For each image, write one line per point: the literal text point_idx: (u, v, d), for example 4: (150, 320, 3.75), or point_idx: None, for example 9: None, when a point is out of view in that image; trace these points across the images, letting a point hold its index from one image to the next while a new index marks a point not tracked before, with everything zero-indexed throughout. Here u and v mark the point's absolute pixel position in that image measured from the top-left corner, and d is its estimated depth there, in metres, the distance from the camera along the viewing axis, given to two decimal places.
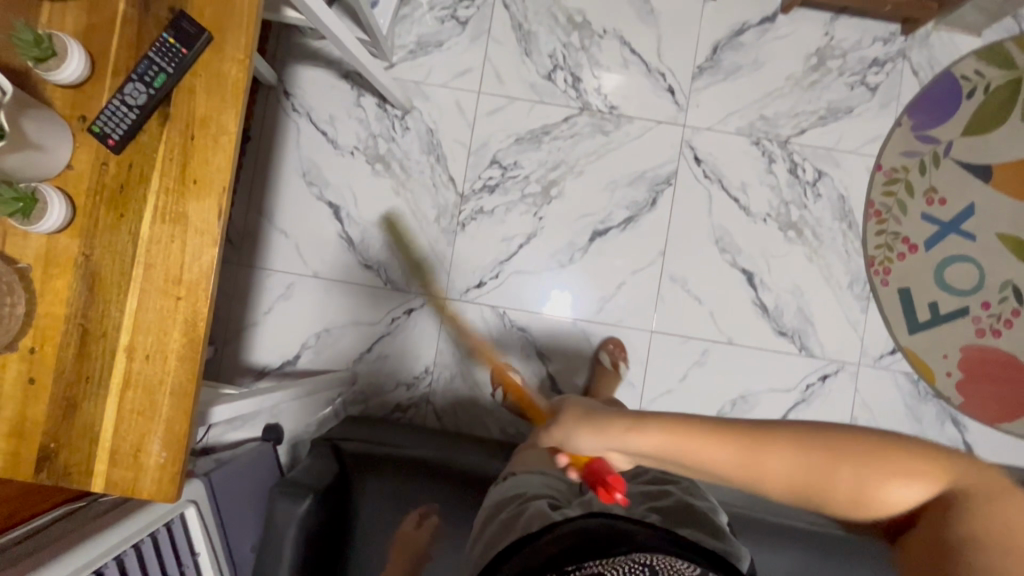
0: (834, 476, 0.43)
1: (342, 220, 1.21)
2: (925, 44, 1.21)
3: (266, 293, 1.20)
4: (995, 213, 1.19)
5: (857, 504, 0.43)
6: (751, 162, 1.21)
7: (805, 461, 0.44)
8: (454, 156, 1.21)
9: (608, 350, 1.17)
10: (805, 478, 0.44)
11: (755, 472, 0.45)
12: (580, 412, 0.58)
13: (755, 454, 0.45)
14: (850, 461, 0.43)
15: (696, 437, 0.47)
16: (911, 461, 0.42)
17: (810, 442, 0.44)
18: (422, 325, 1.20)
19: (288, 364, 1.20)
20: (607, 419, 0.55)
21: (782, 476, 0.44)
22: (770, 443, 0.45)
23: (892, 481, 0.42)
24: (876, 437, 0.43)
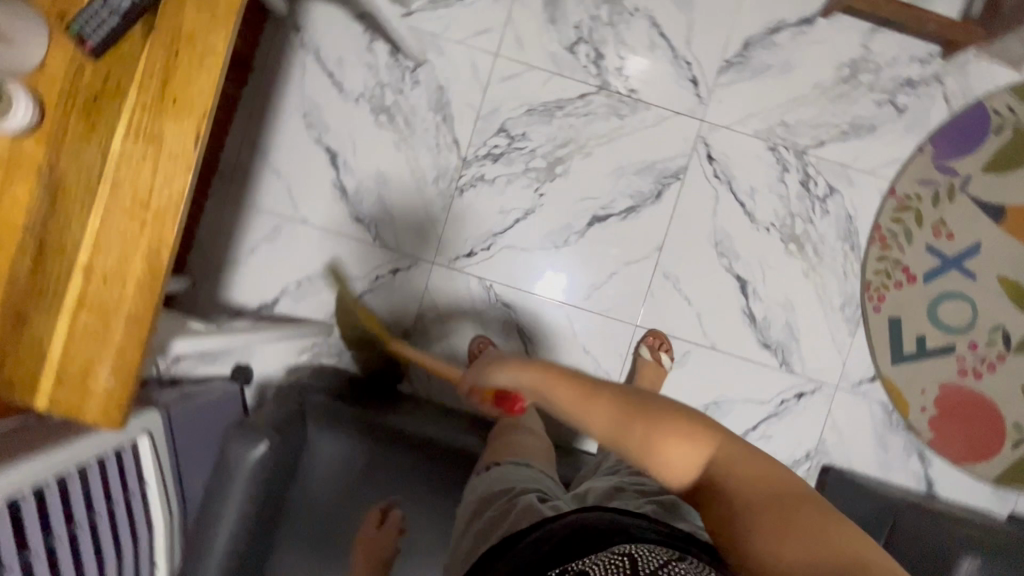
0: (636, 424, 0.55)
1: (338, 168, 1.17)
2: (962, 71, 1.17)
3: (251, 232, 1.17)
4: (999, 255, 1.17)
5: (652, 457, 0.54)
6: (763, 168, 1.17)
7: (618, 413, 0.56)
8: (462, 118, 1.16)
9: (649, 343, 1.16)
10: (614, 424, 0.56)
11: (580, 412, 0.59)
12: (492, 358, 0.76)
13: (584, 401, 0.59)
14: (647, 416, 0.55)
15: (558, 379, 0.62)
16: (695, 428, 0.54)
17: (626, 400, 0.57)
18: (406, 286, 1.18)
19: (265, 307, 1.18)
20: (509, 360, 0.70)
21: (602, 421, 0.57)
22: (602, 397, 0.58)
23: (677, 442, 0.53)
24: (673, 409, 0.55)
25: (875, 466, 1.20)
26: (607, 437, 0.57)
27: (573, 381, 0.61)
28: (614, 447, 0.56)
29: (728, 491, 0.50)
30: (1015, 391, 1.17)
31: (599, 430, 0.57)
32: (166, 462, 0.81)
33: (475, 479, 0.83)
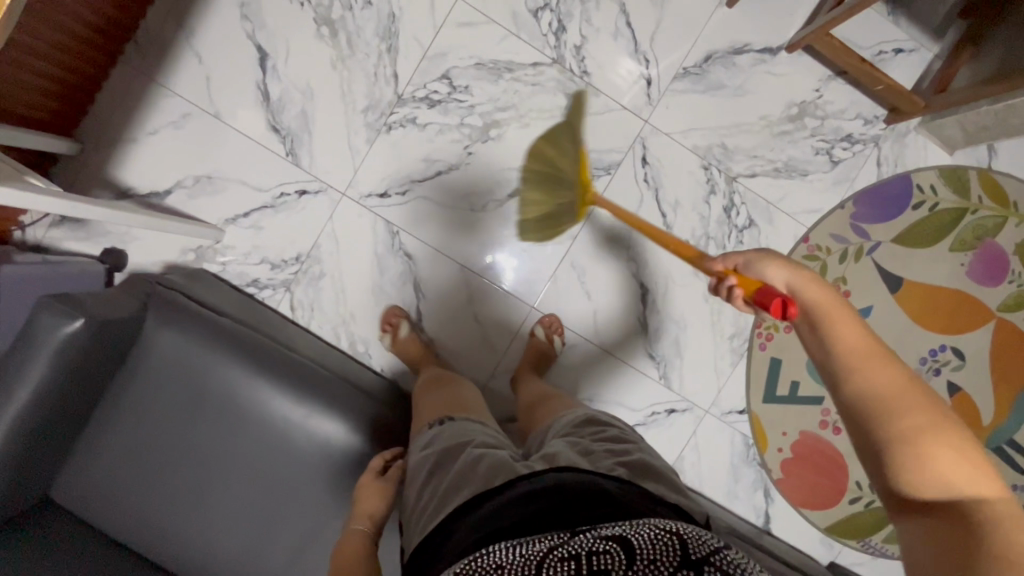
0: (912, 410, 0.51)
1: (266, 70, 1.10)
2: (900, 140, 1.20)
3: (157, 113, 1.09)
4: (885, 323, 1.22)
5: (909, 445, 0.50)
6: (692, 185, 1.18)
7: (900, 386, 0.53)
8: (408, 53, 1.11)
9: (544, 324, 1.16)
10: (898, 398, 0.52)
11: (862, 367, 0.54)
12: (773, 256, 0.66)
13: (870, 357, 0.55)
14: (928, 414, 0.50)
15: (849, 319, 0.58)
16: (968, 453, 0.49)
17: (919, 388, 0.53)
18: (310, 211, 1.13)
19: (155, 196, 1.11)
20: (798, 270, 0.63)
21: (874, 381, 0.53)
22: (887, 362, 0.54)
23: (946, 453, 0.49)
24: (961, 426, 0.51)
25: (723, 494, 1.24)
26: (870, 400, 0.53)
27: (869, 338, 0.57)
28: (870, 414, 0.52)
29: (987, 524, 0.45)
30: None
31: (862, 390, 0.54)
32: None
33: (436, 432, 0.81)
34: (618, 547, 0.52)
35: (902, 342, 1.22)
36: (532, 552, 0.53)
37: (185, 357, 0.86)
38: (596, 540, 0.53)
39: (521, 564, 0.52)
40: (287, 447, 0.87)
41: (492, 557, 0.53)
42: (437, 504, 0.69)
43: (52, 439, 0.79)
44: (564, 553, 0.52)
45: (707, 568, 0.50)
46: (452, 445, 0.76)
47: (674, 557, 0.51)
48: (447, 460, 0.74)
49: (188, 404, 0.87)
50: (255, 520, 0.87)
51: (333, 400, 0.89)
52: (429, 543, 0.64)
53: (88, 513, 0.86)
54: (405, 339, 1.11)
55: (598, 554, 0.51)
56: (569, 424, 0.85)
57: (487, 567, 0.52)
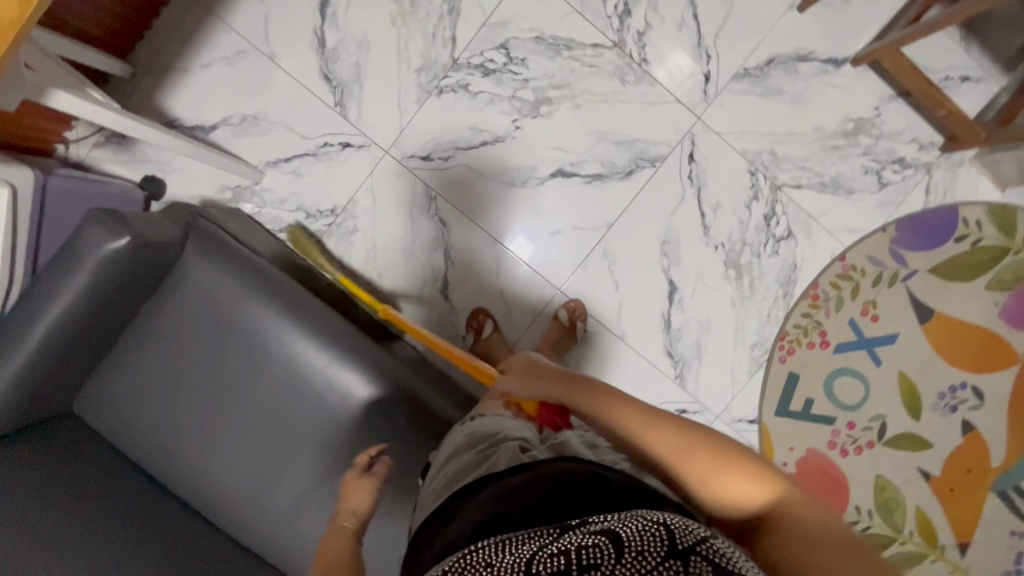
0: (691, 454, 0.54)
1: (325, 17, 1.09)
2: (952, 170, 1.17)
3: (212, 47, 1.09)
4: (909, 352, 1.21)
5: (712, 484, 0.53)
6: (736, 188, 1.16)
7: (676, 439, 0.55)
8: (468, 18, 1.10)
9: (568, 308, 1.15)
10: (679, 451, 0.55)
11: (643, 435, 0.57)
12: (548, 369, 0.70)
13: (646, 422, 0.57)
14: (700, 448, 0.54)
15: (613, 396, 0.60)
16: (746, 467, 0.53)
17: (687, 425, 0.56)
18: (351, 165, 1.13)
19: (200, 130, 1.11)
20: (560, 375, 0.67)
21: (656, 444, 0.56)
22: (657, 422, 0.57)
23: (732, 475, 0.52)
24: (728, 443, 0.54)
25: None
26: (666, 462, 0.56)
27: (636, 402, 0.59)
28: (678, 476, 0.55)
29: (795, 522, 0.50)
30: (868, 477, 1.22)
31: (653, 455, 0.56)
32: (23, 227, 0.77)
33: (458, 430, 0.80)
34: (606, 540, 0.46)
35: (922, 372, 1.21)
36: (522, 550, 0.48)
37: (215, 289, 0.86)
38: (585, 534, 0.48)
39: (510, 563, 0.47)
40: (306, 392, 0.88)
41: (480, 555, 0.49)
42: (443, 488, 0.68)
43: (82, 350, 0.81)
44: (553, 550, 0.47)
45: (698, 559, 0.44)
46: (469, 439, 0.74)
47: (663, 547, 0.45)
48: (462, 452, 0.73)
49: (213, 337, 0.87)
50: (264, 458, 0.88)
51: (356, 353, 0.89)
52: (427, 526, 0.63)
53: (106, 431, 0.88)
54: (493, 338, 1.13)
55: (586, 548, 0.46)
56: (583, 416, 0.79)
57: (473, 565, 0.48)
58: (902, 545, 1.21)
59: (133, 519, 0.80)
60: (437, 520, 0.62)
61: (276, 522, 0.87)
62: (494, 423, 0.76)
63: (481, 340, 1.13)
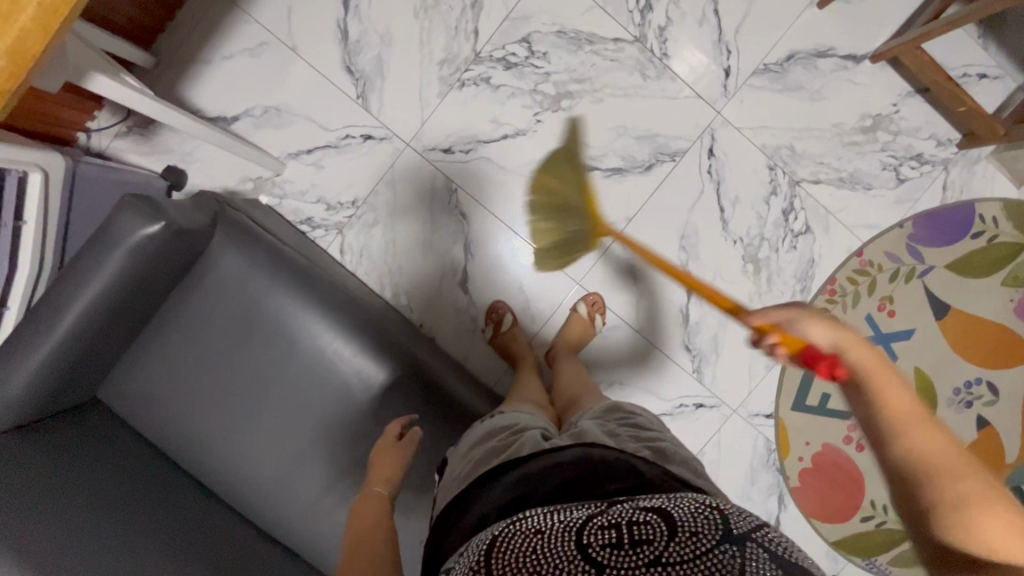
0: (959, 477, 0.49)
1: (348, 10, 1.09)
2: (969, 167, 1.18)
3: (236, 38, 1.09)
4: (924, 348, 1.21)
5: (969, 517, 0.48)
6: (755, 183, 1.17)
7: (947, 450, 0.50)
8: (491, 12, 1.10)
9: (587, 302, 1.16)
10: (948, 465, 0.49)
11: (909, 431, 0.51)
12: (809, 307, 0.57)
13: (922, 422, 0.51)
14: (974, 480, 0.49)
15: (890, 375, 0.52)
16: (1008, 517, 0.48)
17: (964, 451, 0.51)
18: (372, 157, 1.13)
19: (222, 121, 1.11)
20: (840, 325, 0.55)
21: (925, 445, 0.50)
22: (934, 427, 0.51)
23: (995, 518, 0.47)
24: (1002, 490, 0.49)
25: (736, 494, 1.25)
26: (924, 467, 0.50)
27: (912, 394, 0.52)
28: (929, 487, 0.49)
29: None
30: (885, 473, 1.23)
31: (917, 455, 0.50)
32: (54, 212, 0.77)
33: (476, 426, 0.77)
34: (658, 515, 0.48)
35: (938, 368, 1.22)
36: (571, 518, 0.49)
37: (244, 278, 0.87)
38: (634, 510, 0.49)
39: (561, 528, 0.48)
40: (333, 381, 0.88)
41: (531, 520, 0.50)
42: (467, 474, 0.66)
43: (113, 335, 0.81)
44: (604, 521, 0.48)
45: (748, 544, 0.47)
46: (488, 429, 0.73)
47: (715, 531, 0.47)
48: (483, 440, 0.71)
49: (240, 324, 0.87)
50: (290, 446, 0.88)
51: (383, 343, 0.90)
52: (452, 508, 0.61)
53: (134, 416, 0.88)
54: (513, 332, 1.13)
55: (638, 523, 0.47)
56: (596, 410, 0.79)
57: (526, 531, 0.48)
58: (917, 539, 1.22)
59: (155, 509, 0.79)
60: (466, 500, 0.61)
61: (302, 510, 0.87)
62: (512, 418, 0.75)
63: (501, 332, 1.13)
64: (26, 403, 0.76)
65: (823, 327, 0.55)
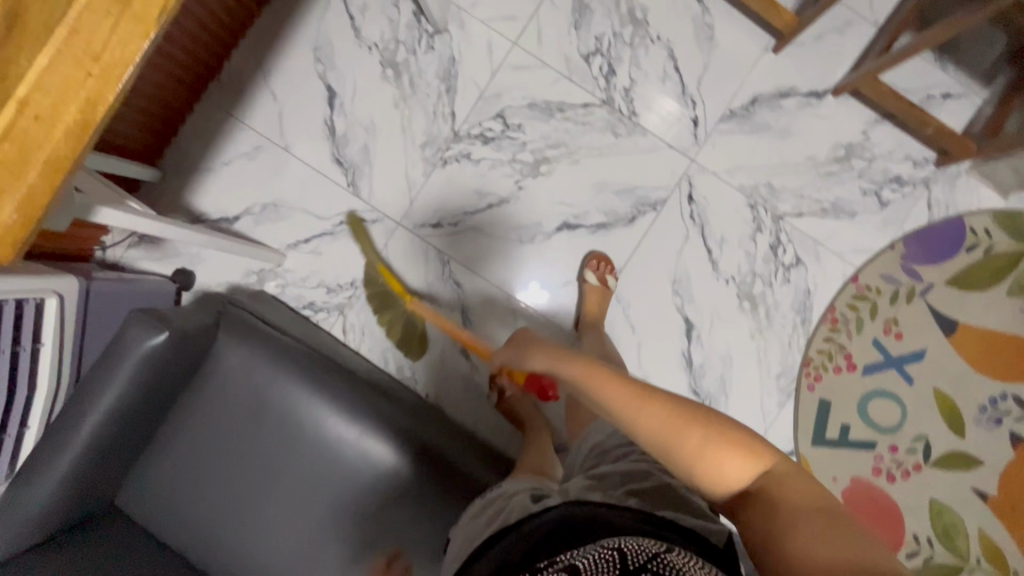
0: (688, 440, 0.56)
1: (333, 108, 1.18)
2: (951, 183, 1.19)
3: (232, 145, 1.18)
4: (939, 368, 1.19)
5: (707, 468, 0.55)
6: (739, 222, 1.19)
7: (671, 419, 0.56)
8: (465, 94, 1.18)
9: (595, 269, 1.16)
10: (674, 433, 0.56)
11: (634, 415, 0.58)
12: (526, 345, 0.71)
13: (638, 405, 0.58)
14: (698, 432, 0.56)
15: (600, 378, 0.61)
16: (733, 444, 0.55)
17: (680, 407, 0.57)
18: (367, 239, 1.18)
19: (225, 222, 1.18)
20: (544, 349, 0.69)
21: (656, 426, 0.57)
22: (652, 403, 0.57)
23: (727, 457, 0.55)
24: (716, 420, 0.56)
25: None
26: (662, 446, 0.57)
27: (622, 382, 0.60)
28: (677, 459, 0.56)
29: (776, 492, 0.54)
30: (923, 503, 1.17)
31: (646, 434, 0.57)
32: (68, 332, 0.81)
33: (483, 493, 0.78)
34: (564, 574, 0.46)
35: (956, 386, 1.19)
36: None
37: (249, 373, 0.89)
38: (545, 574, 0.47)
39: None
40: (340, 466, 0.89)
41: None
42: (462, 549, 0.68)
43: (127, 440, 0.84)
44: None
45: None
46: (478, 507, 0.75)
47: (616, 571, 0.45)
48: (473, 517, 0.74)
49: (249, 417, 0.90)
50: (301, 537, 0.88)
51: (384, 421, 0.91)
52: None
53: (150, 521, 0.90)
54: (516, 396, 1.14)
55: None
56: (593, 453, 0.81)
57: None
58: (970, 572, 1.15)
59: None
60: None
61: None
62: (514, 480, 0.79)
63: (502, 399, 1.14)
64: (46, 520, 0.78)
65: (539, 358, 0.68)
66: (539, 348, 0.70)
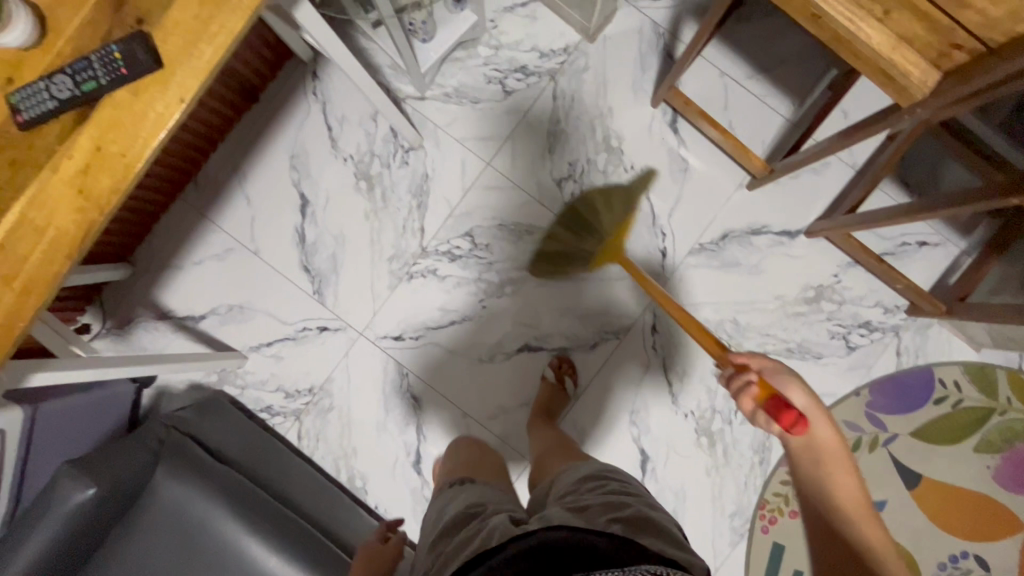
0: (888, 559, 0.64)
1: (305, 216, 1.19)
2: (921, 332, 1.17)
3: (203, 246, 1.19)
4: (899, 521, 1.16)
5: None
6: (702, 357, 1.18)
7: (881, 539, 0.66)
8: (435, 210, 1.19)
9: (554, 366, 1.17)
10: (883, 548, 0.65)
11: (856, 516, 0.68)
12: (794, 376, 0.76)
13: (863, 514, 0.69)
14: (897, 563, 0.64)
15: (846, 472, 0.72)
16: None
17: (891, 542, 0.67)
18: (328, 347, 1.19)
19: (191, 320, 1.19)
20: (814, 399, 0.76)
21: (868, 534, 0.66)
22: (872, 521, 0.68)
23: None
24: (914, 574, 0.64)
25: None
26: (863, 545, 0.65)
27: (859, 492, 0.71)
28: (872, 558, 0.64)
29: None
30: None
31: (863, 537, 0.66)
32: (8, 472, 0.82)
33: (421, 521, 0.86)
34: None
35: (917, 540, 1.15)
36: None
37: (184, 505, 0.91)
38: None
39: None
40: None
41: None
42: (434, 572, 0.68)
43: None
44: None
45: None
46: (462, 516, 0.75)
47: None
48: (449, 535, 0.73)
49: (183, 550, 0.90)
50: None
51: (317, 562, 0.90)
52: None
53: None
54: None
55: None
56: (572, 481, 0.81)
57: None
58: None
59: None
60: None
61: None
62: (477, 494, 0.82)
63: None
64: None
65: (802, 392, 0.75)
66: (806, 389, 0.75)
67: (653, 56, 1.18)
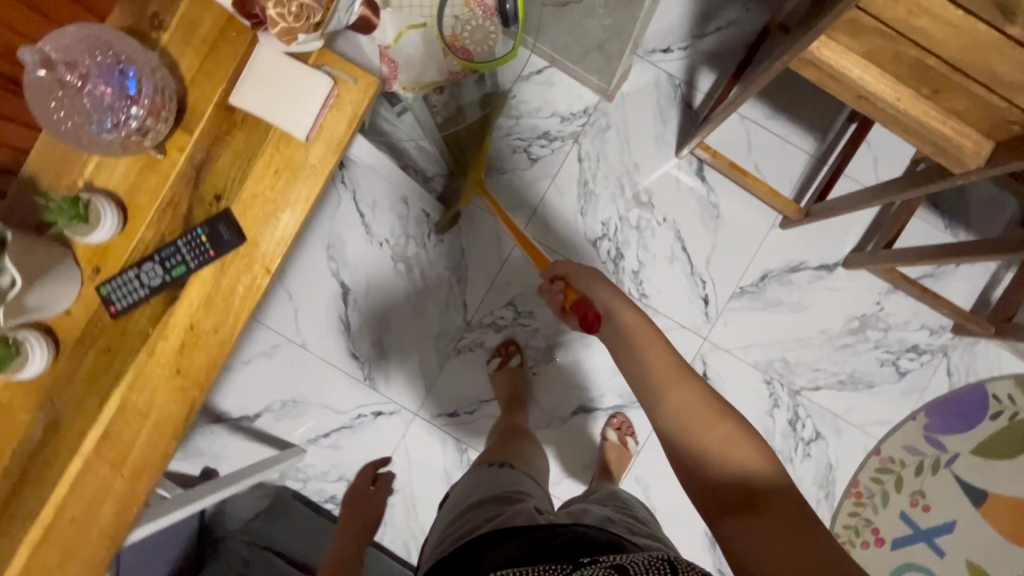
0: (713, 423, 0.55)
1: (347, 303, 1.20)
2: (969, 350, 1.18)
3: (250, 345, 1.20)
4: (973, 541, 1.16)
5: (716, 455, 0.53)
6: (756, 400, 1.19)
7: (703, 403, 0.57)
8: (476, 283, 1.20)
9: (616, 426, 1.16)
10: (699, 415, 0.56)
11: (663, 386, 0.59)
12: (591, 272, 0.75)
13: (669, 377, 0.59)
14: (721, 422, 0.55)
15: (651, 338, 0.63)
16: (753, 448, 0.53)
17: (713, 398, 0.57)
18: (385, 432, 1.20)
19: (246, 420, 1.20)
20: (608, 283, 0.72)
21: (680, 404, 0.57)
22: (680, 382, 0.58)
23: (742, 450, 0.53)
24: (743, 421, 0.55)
25: None
26: (684, 424, 0.56)
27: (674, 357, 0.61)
28: (702, 436, 0.55)
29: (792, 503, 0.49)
30: None
31: (673, 409, 0.57)
32: None
33: (445, 504, 0.87)
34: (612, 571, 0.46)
35: (992, 559, 1.15)
36: None
37: None
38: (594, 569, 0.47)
39: None
40: None
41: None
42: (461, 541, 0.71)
43: None
44: None
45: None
46: (498, 498, 0.76)
47: None
48: (478, 510, 0.75)
49: None
50: None
51: None
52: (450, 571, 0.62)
53: None
54: None
55: None
56: (604, 496, 0.87)
57: None
58: None
59: None
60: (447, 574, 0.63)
61: None
62: (507, 480, 0.82)
63: None
64: None
65: (605, 287, 0.71)
66: (598, 280, 0.73)
67: (672, 108, 1.19)
